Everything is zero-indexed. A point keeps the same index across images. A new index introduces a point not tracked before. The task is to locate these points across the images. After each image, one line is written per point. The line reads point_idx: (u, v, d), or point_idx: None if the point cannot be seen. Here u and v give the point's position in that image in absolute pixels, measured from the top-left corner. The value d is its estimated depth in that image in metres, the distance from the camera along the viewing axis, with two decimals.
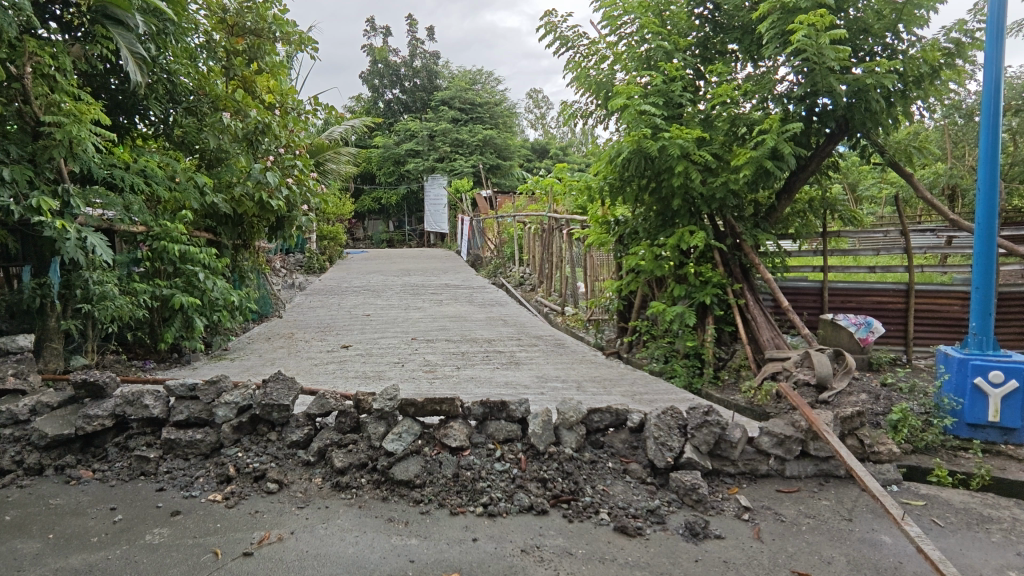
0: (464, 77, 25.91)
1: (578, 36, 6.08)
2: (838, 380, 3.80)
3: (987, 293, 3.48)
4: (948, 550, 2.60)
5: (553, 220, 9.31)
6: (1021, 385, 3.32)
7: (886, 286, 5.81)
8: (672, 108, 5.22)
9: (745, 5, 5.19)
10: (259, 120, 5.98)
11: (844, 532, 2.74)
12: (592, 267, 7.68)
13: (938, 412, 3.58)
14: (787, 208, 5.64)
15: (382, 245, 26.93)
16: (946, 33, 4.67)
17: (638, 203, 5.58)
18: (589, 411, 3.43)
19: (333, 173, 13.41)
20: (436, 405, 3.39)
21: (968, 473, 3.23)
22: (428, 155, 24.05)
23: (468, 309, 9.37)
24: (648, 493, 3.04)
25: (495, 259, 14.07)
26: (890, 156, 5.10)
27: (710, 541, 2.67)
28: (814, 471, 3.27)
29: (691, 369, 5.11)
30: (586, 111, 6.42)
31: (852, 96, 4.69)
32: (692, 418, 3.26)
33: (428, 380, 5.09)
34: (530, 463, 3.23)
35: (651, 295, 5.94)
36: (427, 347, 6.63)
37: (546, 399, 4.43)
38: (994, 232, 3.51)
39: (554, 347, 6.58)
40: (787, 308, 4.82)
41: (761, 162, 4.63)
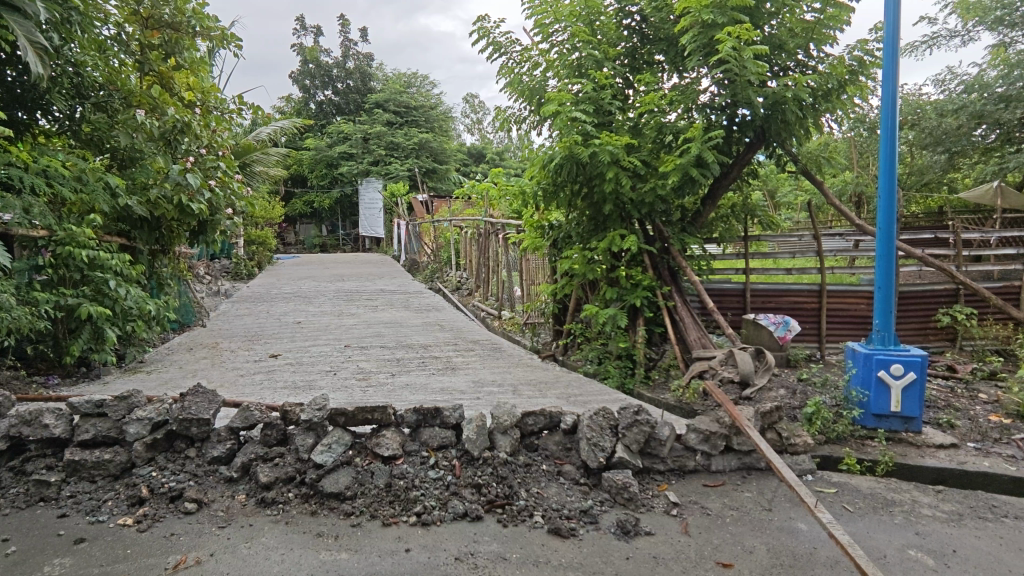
0: (398, 80, 25.58)
1: (511, 43, 6.14)
2: (758, 377, 3.99)
3: (888, 293, 3.76)
4: (857, 534, 2.77)
5: (489, 224, 9.33)
6: (918, 377, 3.61)
7: (801, 287, 6.18)
8: (603, 116, 5.34)
9: (670, 17, 5.38)
10: (177, 119, 5.65)
11: (764, 522, 2.87)
12: (528, 271, 7.74)
13: (848, 405, 3.84)
14: (711, 214, 5.90)
15: (315, 250, 26.08)
16: (851, 51, 5.03)
17: (571, 208, 5.69)
18: (523, 414, 3.43)
19: (260, 174, 12.87)
20: (368, 414, 3.34)
21: (875, 460, 3.45)
22: (362, 158, 23.60)
23: (404, 315, 9.24)
24: (581, 494, 3.08)
25: (433, 263, 13.99)
26: (803, 165, 5.46)
27: (641, 538, 2.73)
28: (737, 465, 3.41)
29: (624, 370, 5.24)
30: (519, 117, 6.48)
31: (768, 108, 4.97)
32: (623, 418, 3.33)
33: (361, 388, 4.97)
34: (464, 469, 3.20)
35: (585, 298, 6.05)
36: (361, 354, 6.47)
37: (481, 404, 4.42)
38: (894, 236, 3.78)
39: (491, 351, 6.59)
40: (712, 309, 5.01)
41: (687, 170, 4.84)
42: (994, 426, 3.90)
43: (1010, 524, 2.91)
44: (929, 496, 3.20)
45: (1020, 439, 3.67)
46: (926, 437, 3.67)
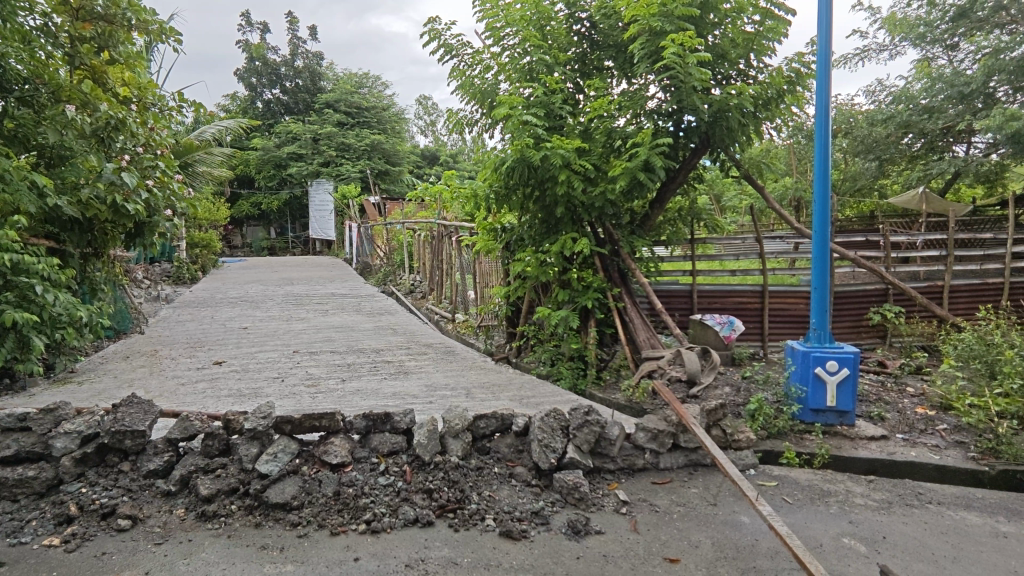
0: (349, 80, 25.13)
1: (462, 45, 6.12)
2: (704, 375, 4.12)
3: (824, 293, 3.94)
4: (795, 524, 2.89)
5: (442, 226, 9.29)
6: (851, 372, 3.80)
7: (745, 287, 6.42)
8: (554, 120, 5.40)
9: (619, 25, 5.52)
10: (111, 115, 5.23)
11: (709, 517, 2.96)
12: (481, 274, 7.73)
13: (787, 400, 4.00)
14: (659, 217, 6.05)
15: (262, 252, 25.27)
16: (789, 62, 5.25)
17: (523, 211, 5.72)
18: (475, 417, 3.42)
19: (202, 174, 12.37)
20: (315, 421, 3.26)
21: (812, 453, 3.61)
22: (312, 159, 23.06)
23: (356, 318, 9.07)
24: (533, 495, 3.09)
25: (385, 266, 13.83)
26: (745, 171, 5.66)
27: (591, 537, 2.76)
28: (684, 462, 3.50)
29: (575, 371, 5.31)
30: (471, 119, 6.47)
31: (712, 116, 5.14)
32: (574, 419, 3.37)
33: (310, 394, 4.84)
34: (416, 474, 3.17)
35: (538, 300, 6.09)
36: (310, 359, 6.31)
37: (433, 408, 4.39)
38: (828, 239, 3.97)
39: (444, 354, 6.56)
40: (661, 310, 5.13)
41: (635, 174, 4.96)
42: (920, 417, 4.15)
43: (934, 509, 3.10)
44: (862, 485, 3.37)
45: (942, 429, 3.92)
46: (859, 429, 3.87)
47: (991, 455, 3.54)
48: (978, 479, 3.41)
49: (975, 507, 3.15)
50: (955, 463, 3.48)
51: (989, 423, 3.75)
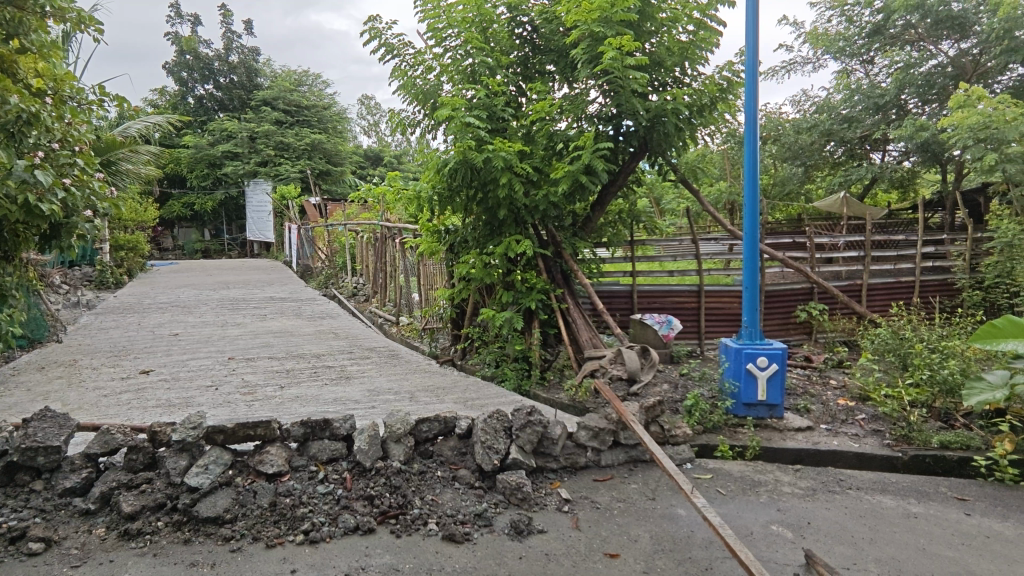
0: (288, 77, 24.35)
1: (403, 45, 6.06)
2: (644, 373, 4.23)
3: (754, 292, 4.13)
4: (728, 514, 3.01)
5: (385, 228, 9.13)
6: (780, 368, 4.00)
7: (682, 287, 6.64)
8: (496, 122, 5.41)
9: (560, 30, 5.61)
10: (22, 109, 4.88)
11: (648, 511, 3.04)
12: (426, 276, 7.65)
13: (722, 396, 4.17)
14: (600, 219, 6.19)
15: (195, 255, 24.02)
16: (720, 71, 5.48)
17: (467, 213, 5.72)
18: (417, 421, 3.39)
19: (128, 173, 11.69)
20: (249, 430, 3.14)
21: (744, 445, 3.77)
22: (248, 158, 22.19)
23: (295, 323, 8.79)
24: (476, 497, 3.08)
25: (327, 269, 13.50)
26: (682, 175, 5.87)
27: (534, 537, 2.78)
28: (624, 458, 3.59)
29: (520, 372, 5.34)
30: (414, 120, 6.41)
31: (650, 121, 5.30)
32: (517, 419, 3.39)
33: (245, 402, 4.65)
34: (356, 481, 3.10)
35: (482, 302, 6.09)
36: (246, 366, 6.06)
37: (375, 413, 4.31)
38: (757, 240, 4.16)
39: (388, 358, 6.45)
40: (602, 310, 5.24)
41: (577, 177, 5.06)
42: (841, 408, 4.40)
43: (854, 494, 3.30)
44: (789, 475, 3.55)
45: (861, 419, 4.18)
46: (787, 421, 4.06)
47: (905, 441, 3.80)
48: (893, 464, 3.65)
49: (890, 490, 3.37)
50: (873, 450, 3.71)
51: (902, 412, 4.03)
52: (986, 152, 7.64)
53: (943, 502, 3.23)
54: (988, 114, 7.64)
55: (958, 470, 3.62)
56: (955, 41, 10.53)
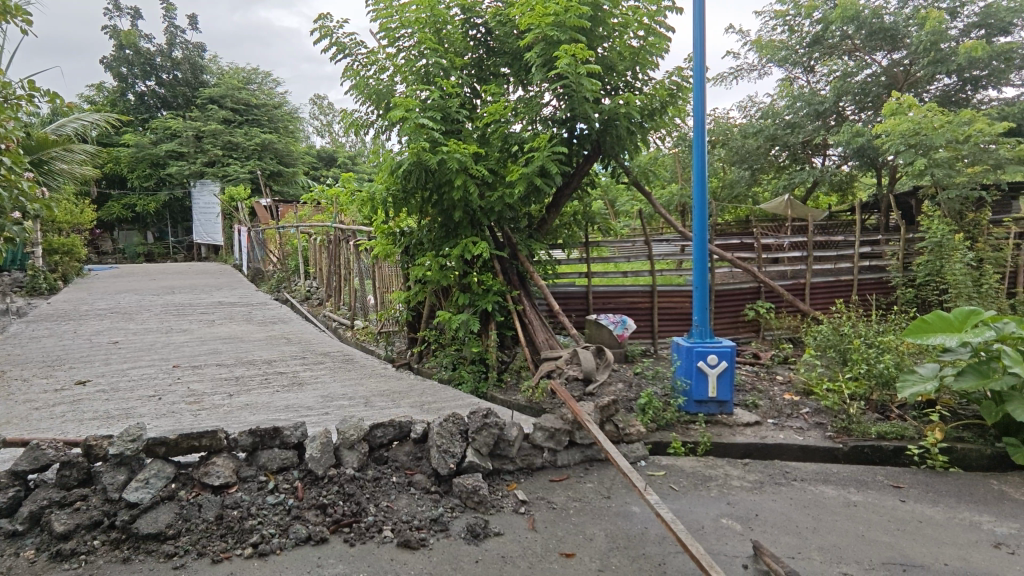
0: (235, 74, 23.56)
1: (355, 45, 5.96)
2: (599, 373, 4.29)
3: (703, 292, 4.24)
4: (680, 510, 3.08)
5: (339, 230, 8.94)
6: (729, 365, 4.13)
7: (636, 287, 6.77)
8: (450, 124, 5.37)
9: (514, 32, 5.63)
10: None
11: (603, 510, 3.07)
12: (381, 279, 7.54)
13: (674, 394, 4.27)
14: (555, 221, 6.24)
15: (138, 259, 22.97)
16: (669, 76, 5.60)
17: (423, 215, 5.67)
18: (371, 426, 3.34)
19: (62, 173, 11.06)
20: (193, 441, 3.01)
21: (696, 441, 3.87)
22: (194, 158, 21.38)
23: (246, 328, 8.51)
24: (432, 502, 3.05)
25: (279, 272, 13.14)
26: (634, 178, 5.99)
27: (490, 539, 2.78)
28: (580, 458, 3.62)
29: (477, 374, 5.32)
30: (367, 121, 6.31)
31: (603, 124, 5.39)
32: (473, 422, 3.37)
33: (191, 412, 4.47)
34: (308, 490, 3.03)
35: (438, 304, 6.05)
36: (192, 374, 5.82)
37: (329, 419, 4.21)
38: (707, 242, 4.27)
39: (343, 362, 6.32)
40: (558, 311, 5.29)
41: (532, 179, 5.10)
42: (787, 403, 4.57)
43: (798, 486, 3.43)
44: (738, 468, 3.66)
45: (805, 413, 4.34)
46: (736, 417, 4.19)
47: (845, 433, 3.97)
48: (835, 455, 3.81)
49: (832, 480, 3.52)
50: (816, 442, 3.87)
51: (842, 405, 4.21)
52: (917, 157, 8.09)
53: (879, 490, 3.40)
54: (918, 121, 8.11)
55: (894, 459, 3.81)
56: (888, 52, 11.11)
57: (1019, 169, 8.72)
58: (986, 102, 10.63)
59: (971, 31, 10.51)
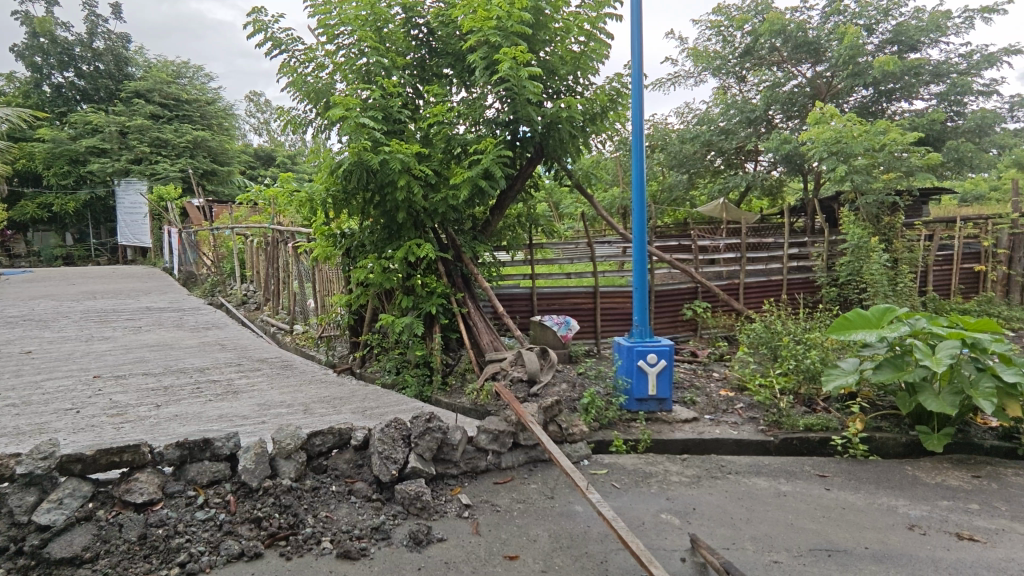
0: (163, 67, 22.35)
1: (292, 41, 5.78)
2: (543, 374, 4.32)
3: (643, 293, 4.34)
4: (621, 507, 3.14)
5: (277, 232, 8.65)
6: (667, 363, 4.24)
7: (579, 289, 6.88)
8: (392, 124, 5.27)
9: (456, 33, 5.59)
10: None
11: (547, 510, 3.09)
12: (322, 282, 7.33)
13: (616, 393, 4.35)
14: (499, 223, 6.25)
15: (55, 262, 21.42)
16: (610, 82, 5.72)
17: (364, 216, 5.56)
18: (309, 435, 3.23)
19: None
20: (114, 456, 2.82)
21: (636, 439, 3.96)
22: (118, 155, 20.14)
23: (176, 335, 8.08)
24: (373, 510, 2.98)
25: (213, 276, 12.57)
26: (577, 181, 6.07)
27: (433, 545, 2.73)
28: (524, 459, 3.63)
29: (421, 378, 5.24)
30: (306, 119, 6.12)
31: (546, 128, 5.44)
32: (416, 427, 3.32)
33: (113, 425, 4.19)
34: (241, 503, 2.90)
35: (381, 307, 5.94)
36: (115, 385, 5.46)
37: (265, 428, 4.05)
38: (646, 244, 4.38)
39: (281, 369, 6.09)
40: (502, 313, 5.29)
41: (476, 182, 5.08)
42: (722, 399, 4.74)
43: (733, 479, 3.56)
44: (677, 464, 3.76)
45: (739, 408, 4.52)
46: (675, 414, 4.31)
47: (775, 426, 4.15)
48: (766, 448, 3.98)
49: (763, 472, 3.68)
50: (749, 436, 4.03)
51: (773, 400, 4.41)
52: (839, 164, 8.60)
53: (807, 480, 3.57)
54: (839, 130, 8.67)
55: (820, 450, 4.01)
56: (812, 64, 11.78)
57: (928, 177, 9.40)
58: (898, 114, 11.43)
59: (885, 47, 11.27)
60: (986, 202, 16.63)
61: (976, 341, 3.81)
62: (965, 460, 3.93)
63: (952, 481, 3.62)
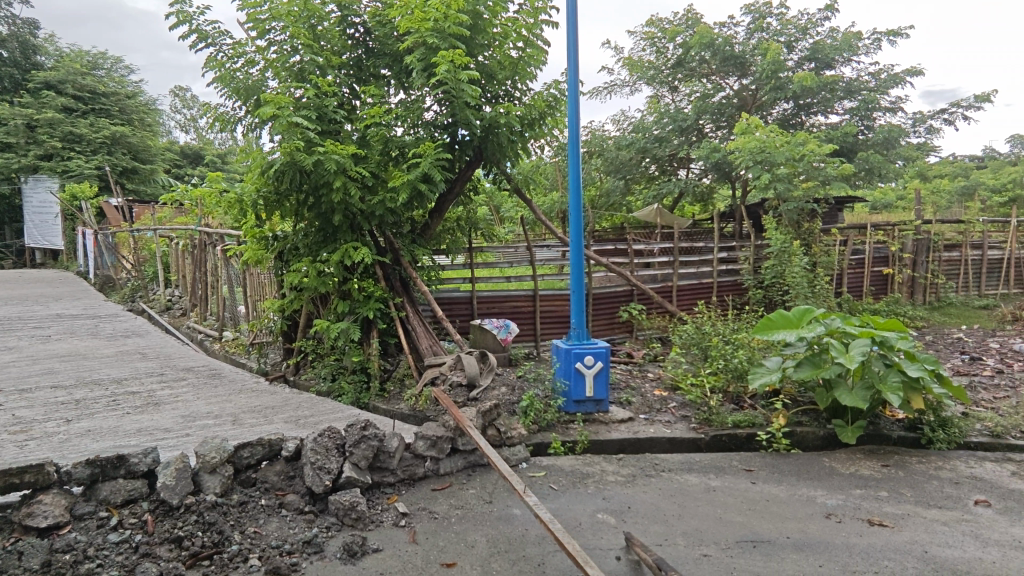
0: (77, 57, 20.90)
1: (220, 34, 5.53)
2: (483, 377, 4.31)
3: (581, 296, 4.41)
4: (559, 508, 3.17)
5: (204, 234, 8.26)
6: (604, 365, 4.34)
7: (519, 292, 6.93)
8: (327, 124, 5.13)
9: (393, 34, 5.52)
10: None
11: (485, 515, 3.08)
12: (253, 286, 7.03)
13: (555, 395, 4.41)
14: (438, 226, 6.19)
15: None
16: (548, 88, 5.79)
17: (298, 218, 5.39)
18: (236, 447, 3.08)
19: None
20: (13, 478, 2.60)
21: (574, 440, 4.02)
22: (25, 150, 18.63)
23: (90, 344, 7.54)
24: (305, 524, 2.87)
25: (134, 280, 11.83)
26: (516, 185, 6.11)
27: (368, 557, 2.66)
28: (463, 465, 3.61)
29: (358, 385, 5.12)
30: (236, 117, 5.87)
31: (485, 131, 5.44)
32: (350, 436, 3.23)
33: (16, 443, 3.86)
34: (160, 523, 2.73)
35: (316, 312, 5.75)
36: (20, 399, 5.04)
37: (189, 441, 3.84)
38: (583, 248, 4.44)
39: (209, 378, 5.80)
40: (441, 317, 5.24)
41: (415, 185, 5.03)
42: (656, 399, 4.89)
43: (666, 476, 3.67)
44: (613, 464, 3.84)
45: (672, 407, 4.68)
46: (611, 414, 4.40)
47: (706, 423, 4.32)
48: (697, 445, 4.13)
49: (695, 469, 3.81)
50: (681, 434, 4.17)
51: (703, 398, 4.58)
52: (763, 172, 9.07)
53: (735, 474, 3.73)
54: (763, 140, 9.13)
55: (747, 445, 4.20)
56: (738, 78, 12.40)
57: (842, 186, 10.06)
58: (816, 126, 12.18)
59: (804, 64, 12.01)
60: (893, 210, 17.98)
61: (884, 339, 4.09)
62: (875, 450, 4.22)
63: (864, 470, 3.88)
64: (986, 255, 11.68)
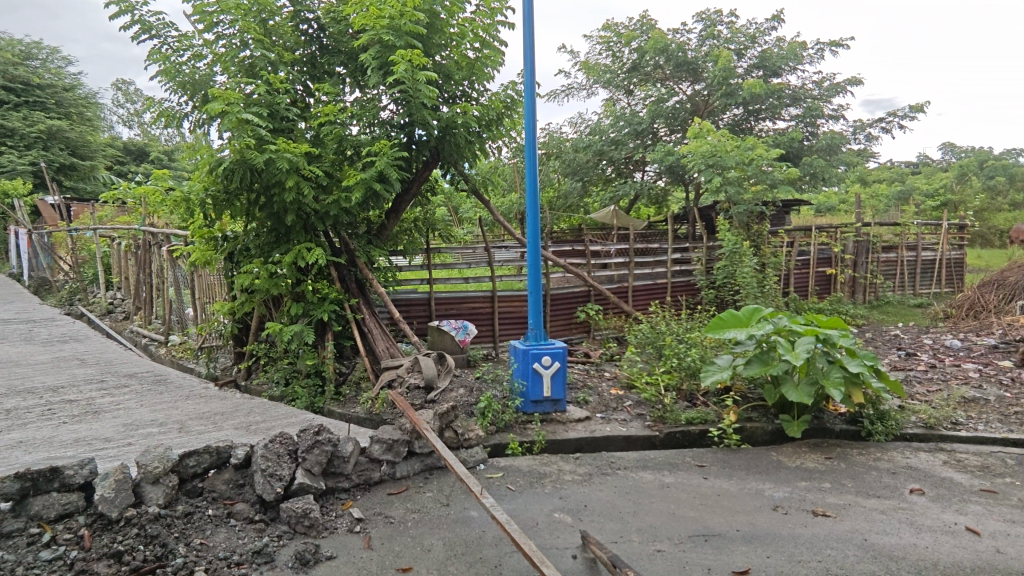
0: (9, 46, 19.74)
1: (164, 26, 5.31)
2: (440, 379, 4.28)
3: (538, 296, 4.43)
4: (516, 509, 3.18)
5: (148, 234, 7.91)
6: (561, 365, 4.38)
7: (477, 293, 6.92)
8: (278, 121, 5.00)
9: (348, 32, 5.43)
10: None
11: (442, 518, 3.06)
12: (202, 288, 6.78)
13: (512, 395, 4.42)
14: (395, 227, 6.11)
15: None
16: (504, 89, 5.80)
17: (249, 218, 5.23)
18: (182, 456, 2.97)
19: None
20: None
21: (532, 440, 4.04)
22: None
23: (24, 350, 7.11)
24: (255, 533, 2.79)
25: (72, 282, 11.22)
26: (474, 185, 6.09)
27: (321, 565, 2.61)
28: (420, 468, 3.57)
29: (312, 389, 5.00)
30: (182, 113, 5.65)
31: (442, 131, 5.41)
32: (303, 441, 3.15)
33: None
34: (97, 538, 2.60)
35: (268, 315, 5.59)
36: None
37: (131, 451, 3.67)
38: (541, 247, 4.47)
39: (154, 384, 5.56)
40: (398, 319, 5.17)
41: (370, 184, 4.95)
42: (613, 398, 4.96)
43: (622, 474, 3.72)
44: (570, 463, 3.87)
45: (628, 406, 4.75)
46: (568, 414, 4.43)
47: (661, 421, 4.41)
48: (652, 443, 4.21)
49: (650, 466, 3.88)
50: (637, 432, 4.24)
51: (658, 396, 4.68)
52: (714, 175, 9.33)
53: (687, 470, 3.82)
54: (714, 144, 9.38)
55: (699, 441, 4.31)
56: (691, 83, 12.72)
57: (788, 189, 10.45)
58: (765, 131, 12.62)
59: (753, 71, 12.43)
60: (836, 212, 18.79)
61: (828, 337, 4.23)
62: (820, 444, 4.39)
63: (809, 463, 4.04)
64: (920, 255, 12.33)
